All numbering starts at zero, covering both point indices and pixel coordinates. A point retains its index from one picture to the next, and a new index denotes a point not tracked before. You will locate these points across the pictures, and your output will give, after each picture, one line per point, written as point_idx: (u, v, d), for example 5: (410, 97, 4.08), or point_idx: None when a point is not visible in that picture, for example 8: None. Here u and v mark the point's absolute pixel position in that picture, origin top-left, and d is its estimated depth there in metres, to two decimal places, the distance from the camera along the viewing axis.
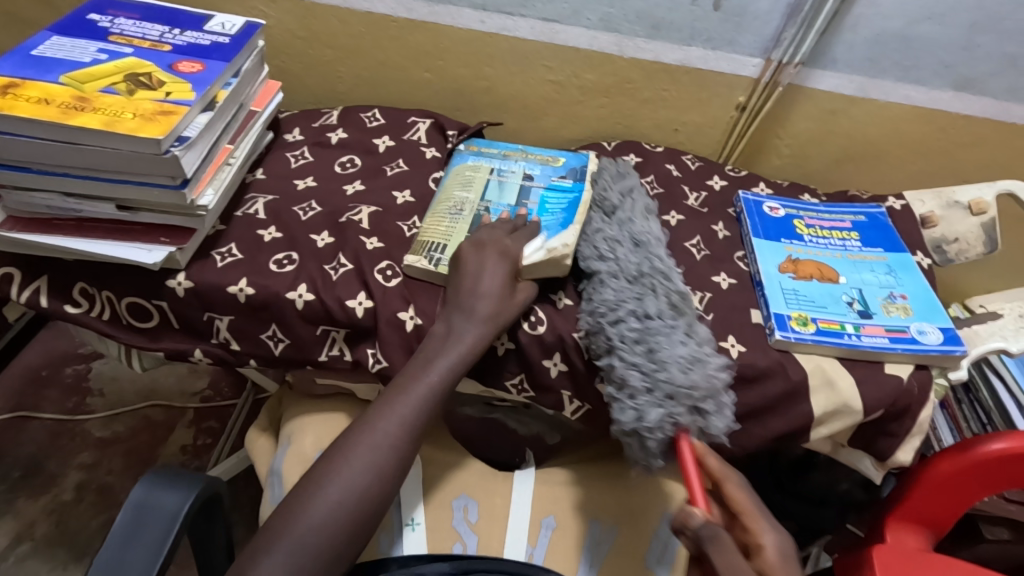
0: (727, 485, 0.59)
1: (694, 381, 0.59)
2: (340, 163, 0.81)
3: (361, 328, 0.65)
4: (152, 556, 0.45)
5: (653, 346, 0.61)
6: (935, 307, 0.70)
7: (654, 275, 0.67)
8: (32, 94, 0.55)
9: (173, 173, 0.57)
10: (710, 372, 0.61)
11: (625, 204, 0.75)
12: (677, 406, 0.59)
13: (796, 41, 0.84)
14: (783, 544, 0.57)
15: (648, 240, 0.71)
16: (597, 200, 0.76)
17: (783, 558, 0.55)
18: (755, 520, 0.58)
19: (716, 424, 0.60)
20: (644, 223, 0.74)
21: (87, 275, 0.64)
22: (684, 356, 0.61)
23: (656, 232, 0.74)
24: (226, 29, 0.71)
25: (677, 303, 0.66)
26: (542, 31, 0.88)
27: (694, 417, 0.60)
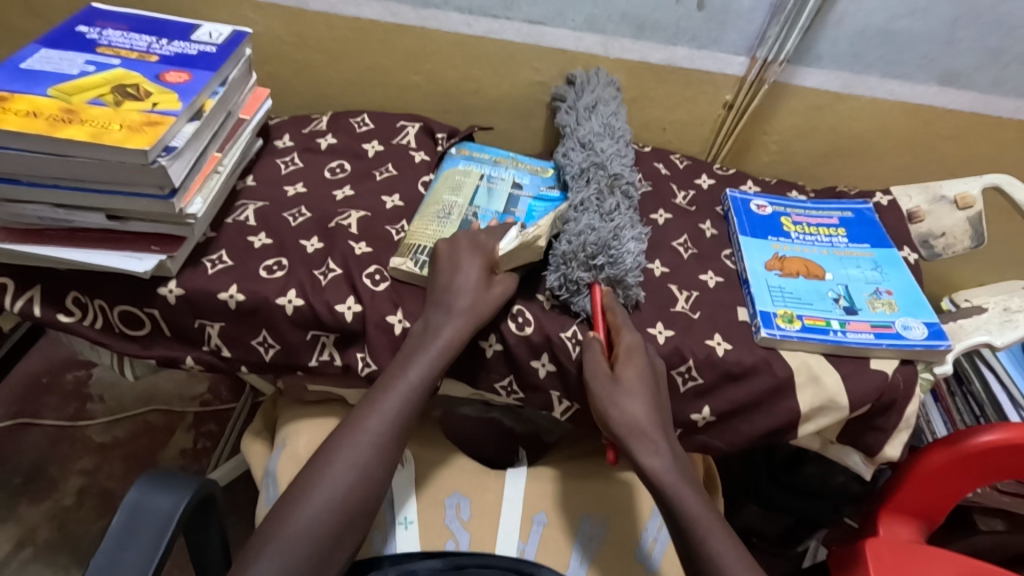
0: (605, 305, 0.66)
1: (582, 244, 0.67)
2: (329, 168, 0.82)
3: (350, 332, 0.66)
4: (147, 558, 0.46)
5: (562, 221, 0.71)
6: (921, 302, 0.71)
7: (589, 166, 0.76)
8: (20, 107, 0.56)
9: (161, 182, 0.58)
10: (603, 234, 0.68)
11: (577, 108, 0.84)
12: (569, 265, 0.66)
13: (779, 39, 0.84)
14: (637, 342, 0.63)
15: (589, 136, 0.80)
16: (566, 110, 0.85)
17: (632, 352, 0.62)
18: (616, 326, 0.65)
19: (615, 274, 0.67)
20: (594, 121, 0.82)
21: (79, 284, 0.65)
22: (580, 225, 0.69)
23: (602, 126, 0.81)
24: (213, 38, 0.71)
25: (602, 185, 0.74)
26: (527, 33, 0.88)
27: (592, 273, 0.67)
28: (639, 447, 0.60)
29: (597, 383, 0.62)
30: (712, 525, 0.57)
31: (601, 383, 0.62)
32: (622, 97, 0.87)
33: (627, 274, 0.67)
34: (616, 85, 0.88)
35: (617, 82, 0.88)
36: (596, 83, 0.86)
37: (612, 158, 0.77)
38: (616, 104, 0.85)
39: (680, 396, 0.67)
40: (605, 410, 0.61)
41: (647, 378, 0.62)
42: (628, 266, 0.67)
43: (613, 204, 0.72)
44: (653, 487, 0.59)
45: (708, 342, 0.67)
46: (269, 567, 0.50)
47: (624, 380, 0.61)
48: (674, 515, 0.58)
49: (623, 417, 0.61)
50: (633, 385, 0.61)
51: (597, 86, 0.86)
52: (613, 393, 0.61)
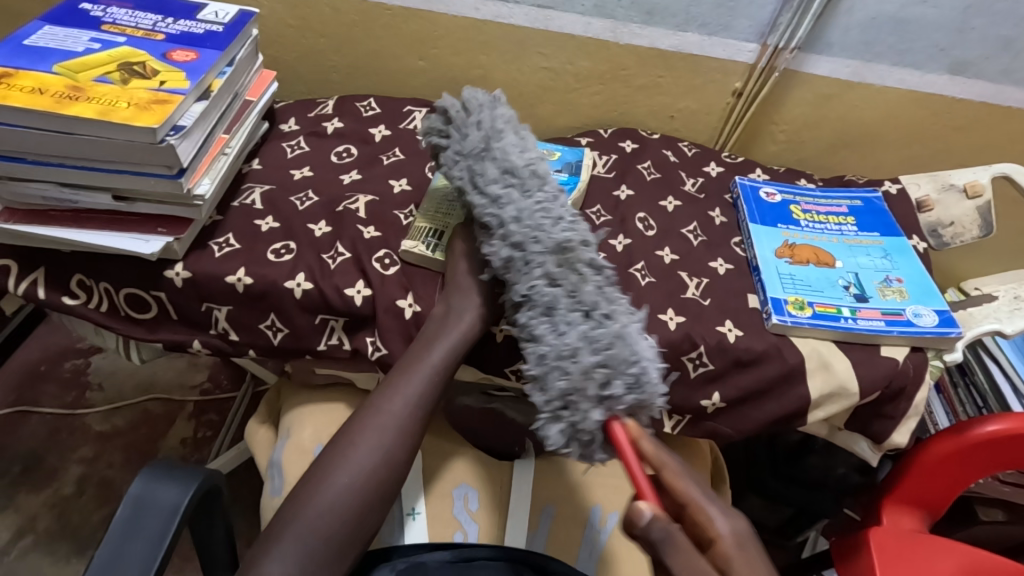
0: (668, 479, 0.48)
1: (584, 372, 0.49)
2: (336, 152, 0.81)
3: (359, 316, 0.65)
4: (151, 552, 0.44)
5: (536, 343, 0.53)
6: (931, 290, 0.71)
7: (519, 248, 0.57)
8: (25, 83, 0.55)
9: (169, 162, 0.57)
10: (606, 347, 0.51)
11: (472, 153, 0.63)
12: (575, 411, 0.49)
13: (792, 25, 0.84)
14: (736, 529, 0.47)
15: (503, 197, 0.60)
16: (454, 160, 0.65)
17: (742, 547, 0.46)
18: (697, 507, 0.47)
19: (639, 400, 0.49)
20: (489, 170, 0.62)
21: (84, 266, 0.64)
22: (562, 345, 0.52)
23: (502, 173, 0.62)
24: (219, 18, 0.70)
25: (554, 273, 0.56)
26: (536, 18, 0.88)
27: (609, 408, 0.49)
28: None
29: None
30: None
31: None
32: (514, 115, 0.67)
33: (654, 395, 0.50)
34: (502, 102, 0.69)
35: (504, 104, 0.68)
36: (476, 112, 0.66)
37: (549, 224, 0.58)
38: (513, 139, 0.65)
39: (691, 382, 0.67)
40: None
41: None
42: (654, 385, 0.50)
43: (593, 292, 0.54)
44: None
45: (719, 328, 0.66)
46: (286, 550, 0.49)
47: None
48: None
49: None
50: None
51: (481, 113, 0.65)
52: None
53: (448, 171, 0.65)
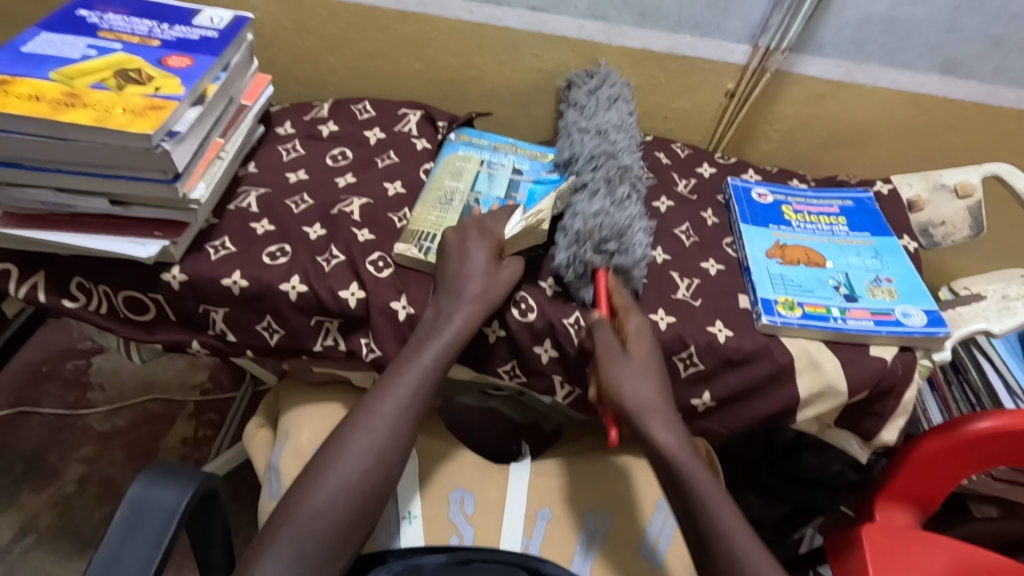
0: (613, 294, 0.66)
1: (597, 225, 0.67)
2: (331, 155, 0.81)
3: (354, 318, 0.66)
4: (150, 553, 0.45)
5: (574, 206, 0.70)
6: (920, 290, 0.71)
7: (601, 155, 0.76)
8: (22, 90, 0.56)
9: (164, 167, 0.58)
10: (617, 222, 0.68)
11: (597, 98, 0.84)
12: (581, 246, 0.66)
13: (782, 26, 0.84)
14: (644, 324, 0.65)
15: (604, 126, 0.80)
16: (578, 100, 0.85)
17: (642, 333, 0.64)
18: (624, 309, 0.65)
19: (623, 262, 0.67)
20: (609, 112, 0.82)
21: (82, 270, 0.65)
22: (593, 211, 0.68)
23: (619, 120, 0.81)
24: (214, 23, 0.71)
25: (613, 174, 0.73)
26: (529, 20, 0.88)
27: (602, 257, 0.67)
28: (654, 425, 0.60)
29: (612, 359, 0.61)
30: (717, 495, 0.57)
31: (616, 361, 0.61)
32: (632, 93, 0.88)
33: (635, 263, 0.67)
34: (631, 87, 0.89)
35: (626, 81, 0.88)
36: (613, 78, 0.86)
37: (625, 152, 0.77)
38: (631, 103, 0.85)
39: (682, 381, 0.68)
40: (609, 377, 0.61)
41: (655, 358, 0.63)
42: (638, 257, 0.67)
43: (627, 194, 0.72)
44: (669, 464, 0.58)
45: (709, 329, 0.67)
46: (282, 554, 0.50)
47: (637, 357, 0.62)
48: (686, 495, 0.57)
49: (623, 382, 0.60)
50: (644, 362, 0.62)
51: (615, 81, 0.86)
52: (628, 370, 0.61)
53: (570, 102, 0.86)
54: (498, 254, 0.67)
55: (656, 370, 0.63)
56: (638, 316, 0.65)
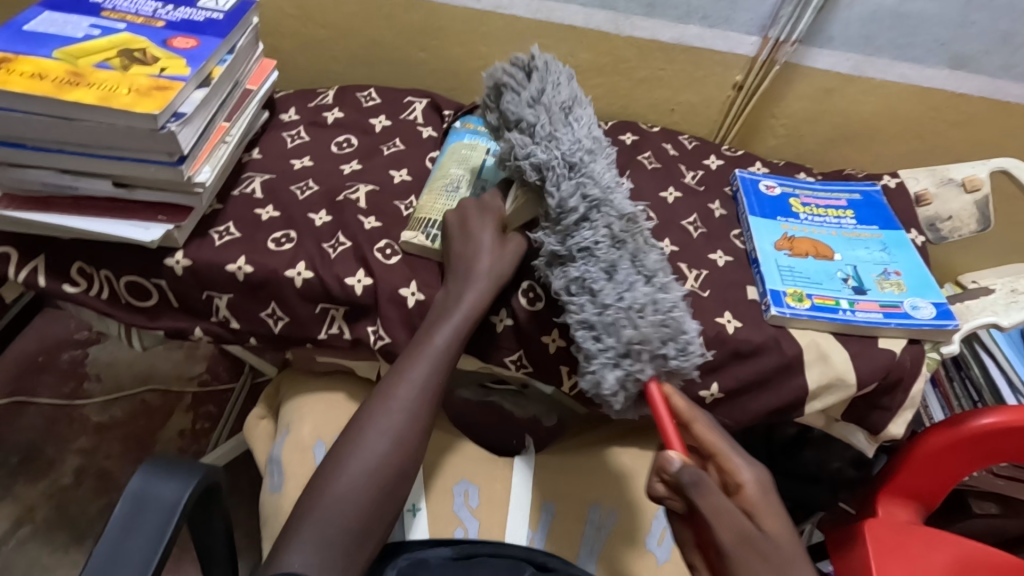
0: (694, 425, 0.58)
1: (652, 328, 0.57)
2: (336, 142, 0.80)
3: (360, 305, 0.65)
4: (151, 546, 0.43)
5: (595, 294, 0.59)
6: (928, 283, 0.71)
7: (586, 205, 0.61)
8: (24, 69, 0.55)
9: (170, 149, 0.57)
10: (664, 316, 0.58)
11: (550, 108, 0.65)
12: (634, 361, 0.57)
13: (792, 19, 0.84)
14: (759, 477, 0.55)
15: (573, 155, 0.63)
16: (515, 108, 0.65)
17: (762, 492, 0.54)
18: (724, 456, 0.56)
19: (681, 365, 0.58)
20: (572, 132, 0.65)
21: (84, 254, 0.64)
22: (631, 304, 0.58)
23: (589, 148, 0.65)
24: (219, 5, 0.70)
25: (619, 233, 0.61)
26: (537, 9, 0.87)
27: (657, 364, 0.58)
28: None
29: (749, 548, 0.50)
30: None
31: (752, 549, 0.51)
32: (579, 85, 0.71)
33: (693, 364, 0.59)
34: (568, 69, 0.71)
35: (563, 68, 0.70)
36: (551, 74, 0.68)
37: (615, 194, 0.63)
38: (581, 104, 0.69)
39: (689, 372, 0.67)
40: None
41: (789, 525, 0.53)
42: (696, 356, 0.59)
43: (656, 261, 0.62)
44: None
45: (718, 319, 0.67)
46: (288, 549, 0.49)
47: (773, 536, 0.52)
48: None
49: None
50: (784, 541, 0.52)
51: (558, 79, 0.67)
52: (768, 559, 0.50)
53: (508, 114, 0.65)
54: (500, 229, 0.66)
55: (797, 551, 0.52)
56: (746, 466, 0.55)
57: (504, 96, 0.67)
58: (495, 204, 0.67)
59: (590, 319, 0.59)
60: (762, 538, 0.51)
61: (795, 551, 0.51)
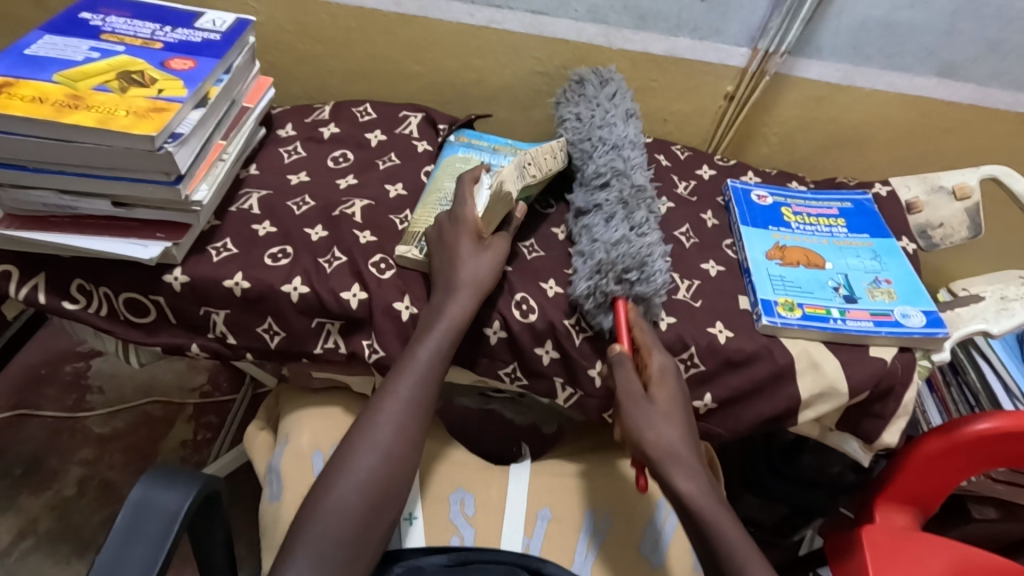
0: (633, 327, 0.65)
1: (618, 255, 0.66)
2: (333, 157, 0.82)
3: (356, 319, 0.66)
4: (153, 554, 0.44)
5: (592, 232, 0.70)
6: (919, 291, 0.72)
7: (611, 172, 0.74)
8: (25, 93, 0.56)
9: (167, 169, 0.58)
10: (635, 250, 0.67)
11: (616, 106, 0.81)
12: (604, 277, 0.65)
13: (781, 30, 0.85)
14: (668, 364, 0.63)
15: (618, 140, 0.78)
16: (586, 100, 0.83)
17: (664, 374, 0.62)
18: (645, 347, 0.64)
19: (644, 292, 0.66)
20: (625, 129, 0.79)
21: (84, 272, 0.65)
22: (612, 239, 0.68)
23: (634, 141, 0.79)
24: (216, 26, 0.71)
25: (627, 197, 0.72)
26: (530, 24, 0.89)
27: (623, 287, 0.66)
28: (675, 470, 0.59)
29: (632, 404, 0.61)
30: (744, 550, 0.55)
31: (637, 406, 0.61)
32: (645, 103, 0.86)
33: (655, 292, 0.66)
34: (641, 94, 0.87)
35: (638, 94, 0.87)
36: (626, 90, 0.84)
37: (637, 170, 0.75)
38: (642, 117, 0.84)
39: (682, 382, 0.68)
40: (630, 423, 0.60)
41: (678, 400, 0.62)
42: (658, 284, 0.66)
43: (644, 217, 0.70)
44: (692, 514, 0.57)
45: (710, 330, 0.67)
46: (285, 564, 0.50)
47: (661, 403, 0.61)
48: (711, 542, 0.56)
49: (644, 430, 0.60)
50: (669, 408, 0.61)
51: (627, 91, 0.84)
52: (649, 414, 0.60)
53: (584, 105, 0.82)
54: (477, 236, 0.66)
55: (679, 416, 0.61)
56: (661, 354, 0.64)
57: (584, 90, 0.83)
58: (471, 214, 0.67)
59: (583, 248, 0.69)
60: (649, 403, 0.61)
61: (676, 417, 0.61)
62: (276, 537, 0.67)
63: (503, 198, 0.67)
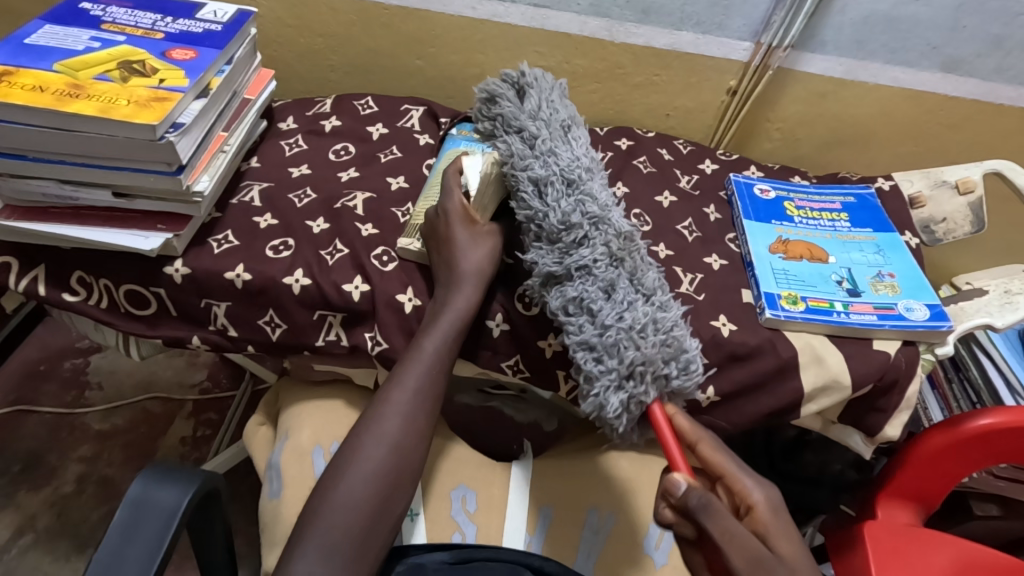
0: (701, 448, 0.55)
1: (654, 349, 0.54)
2: (334, 150, 0.81)
3: (357, 311, 0.66)
4: (151, 553, 0.43)
5: (593, 314, 0.57)
6: (923, 285, 0.72)
7: (586, 221, 0.60)
8: (26, 82, 0.56)
9: (168, 159, 0.58)
10: (664, 334, 0.56)
11: (548, 123, 0.66)
12: (639, 383, 0.53)
13: (784, 25, 0.84)
14: (771, 495, 0.52)
15: (569, 172, 0.63)
16: (502, 122, 0.67)
17: (775, 510, 0.52)
18: (734, 476, 0.53)
19: (682, 386, 0.56)
20: (568, 152, 0.65)
21: (84, 264, 0.65)
22: (632, 324, 0.55)
23: (585, 171, 0.65)
24: (217, 17, 0.71)
25: (617, 250, 0.60)
26: (532, 17, 0.88)
27: (659, 385, 0.55)
28: None
29: (765, 573, 0.48)
30: None
31: (768, 572, 0.48)
32: (571, 104, 0.71)
33: (694, 384, 0.57)
34: (563, 87, 0.72)
35: (556, 87, 0.72)
36: (545, 87, 0.69)
37: (611, 210, 0.63)
38: (577, 124, 0.70)
39: None
40: None
41: (801, 546, 0.51)
42: (697, 373, 0.57)
43: (654, 280, 0.60)
44: None
45: (712, 323, 0.67)
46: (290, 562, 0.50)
47: (786, 558, 0.49)
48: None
49: None
50: (796, 559, 0.50)
51: (553, 96, 0.68)
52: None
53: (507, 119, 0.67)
54: (469, 221, 0.66)
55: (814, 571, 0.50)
56: (756, 486, 0.53)
57: (498, 108, 0.68)
58: (458, 203, 0.66)
59: (590, 338, 0.56)
60: (776, 559, 0.49)
61: (807, 568, 0.49)
62: (277, 534, 0.66)
63: (494, 177, 0.66)
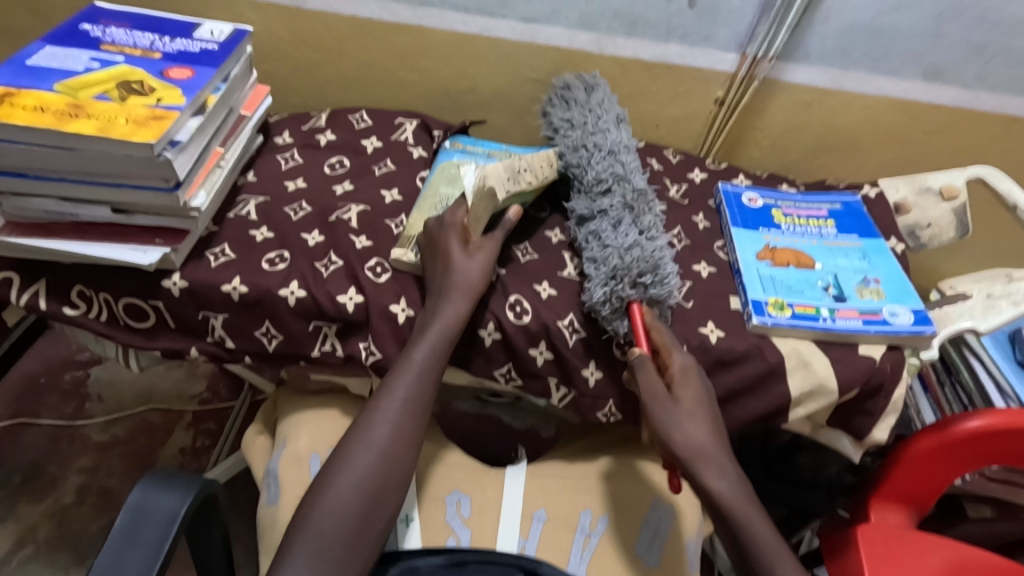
0: (653, 331, 0.65)
1: (633, 260, 0.67)
2: (329, 164, 0.83)
3: (352, 322, 0.67)
4: (151, 557, 0.44)
5: (601, 238, 0.71)
6: (907, 290, 0.73)
7: (612, 177, 0.75)
8: (27, 102, 0.57)
9: (166, 175, 0.59)
10: (648, 254, 0.68)
11: (607, 112, 0.82)
12: (619, 282, 0.66)
13: (768, 37, 0.87)
14: (689, 363, 0.64)
15: (613, 146, 0.78)
16: (575, 105, 0.83)
17: (687, 373, 0.63)
18: (664, 347, 0.64)
19: (658, 294, 0.67)
20: (620, 133, 0.80)
21: (84, 277, 0.66)
22: (625, 244, 0.69)
23: (628, 147, 0.80)
24: (214, 36, 0.73)
25: (631, 201, 0.74)
26: (522, 31, 0.90)
27: (637, 291, 0.66)
28: (706, 469, 0.59)
29: (658, 406, 0.61)
30: (769, 538, 0.58)
31: (663, 408, 0.61)
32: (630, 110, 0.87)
33: (669, 294, 0.68)
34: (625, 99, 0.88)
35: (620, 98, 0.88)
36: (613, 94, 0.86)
37: (636, 174, 0.77)
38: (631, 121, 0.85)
39: None
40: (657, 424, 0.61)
41: (703, 398, 0.63)
42: (671, 286, 0.68)
43: (652, 221, 0.72)
44: (721, 507, 0.58)
45: (701, 330, 0.68)
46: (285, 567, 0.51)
47: (685, 403, 0.61)
48: (743, 540, 0.58)
49: (672, 432, 0.60)
50: (693, 405, 0.62)
51: (613, 97, 0.85)
52: (676, 414, 0.61)
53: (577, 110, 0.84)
54: (464, 238, 0.68)
55: (706, 413, 0.62)
56: (681, 353, 0.64)
57: (570, 95, 0.84)
58: (459, 218, 0.68)
59: (596, 253, 0.70)
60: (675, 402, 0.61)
61: (701, 411, 0.61)
62: (274, 540, 0.67)
63: (489, 194, 0.69)
